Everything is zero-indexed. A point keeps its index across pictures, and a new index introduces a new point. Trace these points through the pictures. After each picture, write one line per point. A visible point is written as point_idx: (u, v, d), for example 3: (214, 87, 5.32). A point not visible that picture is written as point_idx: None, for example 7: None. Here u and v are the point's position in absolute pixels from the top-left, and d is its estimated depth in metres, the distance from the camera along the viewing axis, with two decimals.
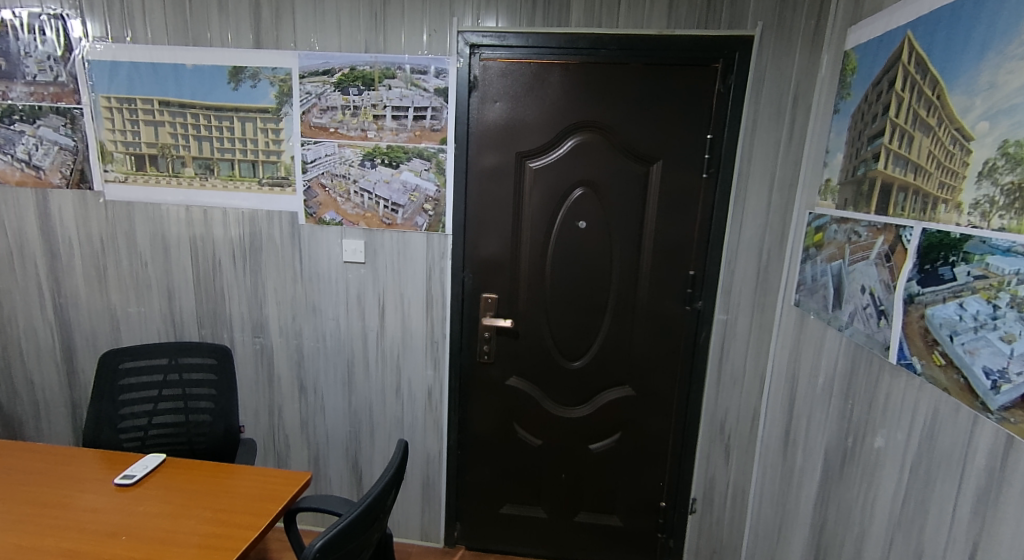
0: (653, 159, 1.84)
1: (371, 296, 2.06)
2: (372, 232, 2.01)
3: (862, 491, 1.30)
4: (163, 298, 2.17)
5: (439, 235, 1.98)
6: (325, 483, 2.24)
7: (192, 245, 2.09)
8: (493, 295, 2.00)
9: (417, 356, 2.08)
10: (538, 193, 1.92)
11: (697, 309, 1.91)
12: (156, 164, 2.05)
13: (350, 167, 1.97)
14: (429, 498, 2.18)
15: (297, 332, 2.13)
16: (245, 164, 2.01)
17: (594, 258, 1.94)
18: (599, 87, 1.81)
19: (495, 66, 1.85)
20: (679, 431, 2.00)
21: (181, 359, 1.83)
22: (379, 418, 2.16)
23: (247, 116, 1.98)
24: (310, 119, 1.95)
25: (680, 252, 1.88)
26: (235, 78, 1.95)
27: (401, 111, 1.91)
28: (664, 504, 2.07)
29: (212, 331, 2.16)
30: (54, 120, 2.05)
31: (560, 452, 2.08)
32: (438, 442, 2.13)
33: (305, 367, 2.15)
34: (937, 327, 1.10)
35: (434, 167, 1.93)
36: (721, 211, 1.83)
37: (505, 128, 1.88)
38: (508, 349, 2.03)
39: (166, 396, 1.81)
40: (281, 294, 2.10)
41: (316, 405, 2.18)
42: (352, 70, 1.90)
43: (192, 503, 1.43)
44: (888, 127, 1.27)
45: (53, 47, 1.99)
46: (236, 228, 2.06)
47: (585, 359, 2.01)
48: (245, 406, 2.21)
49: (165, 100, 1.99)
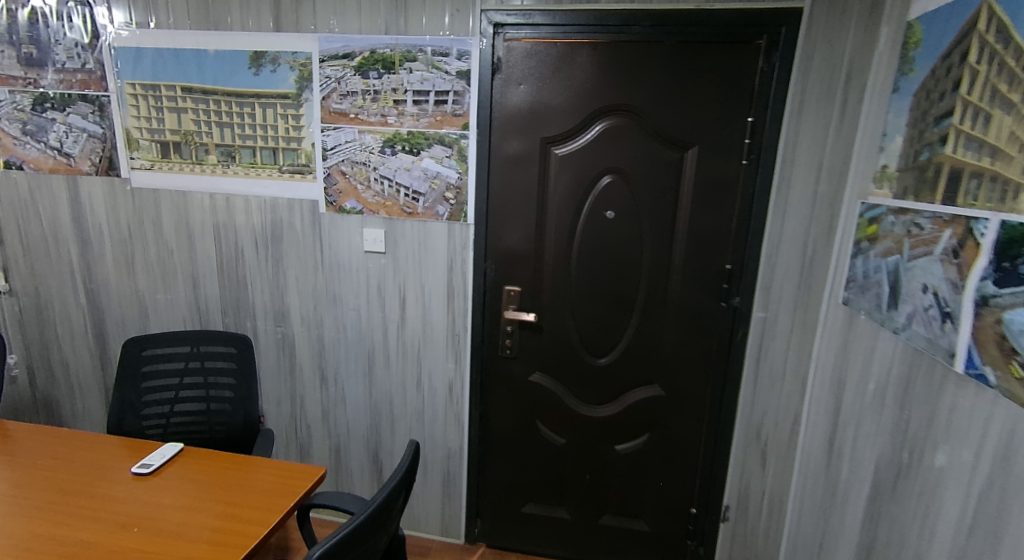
0: (688, 144, 1.71)
1: (392, 287, 2.00)
2: (392, 221, 1.95)
3: (918, 513, 1.16)
4: (188, 285, 2.16)
5: (461, 224, 1.91)
6: (346, 475, 2.22)
7: (215, 233, 2.08)
8: (516, 288, 1.91)
9: (439, 348, 2.02)
10: (564, 180, 1.81)
11: (733, 306, 1.79)
12: (180, 152, 2.04)
13: (370, 154, 1.91)
14: (451, 494, 2.13)
15: (317, 322, 2.10)
16: (267, 151, 1.98)
17: (622, 250, 1.83)
18: (630, 67, 1.70)
19: (519, 46, 1.75)
20: (712, 434, 1.89)
21: (202, 347, 1.81)
22: (399, 412, 2.11)
23: (268, 102, 1.94)
24: (330, 105, 1.90)
25: (716, 245, 1.76)
26: (256, 64, 1.91)
27: (423, 96, 1.83)
28: (693, 510, 1.96)
29: (236, 320, 2.16)
30: (83, 107, 2.06)
31: (585, 452, 1.99)
32: (459, 437, 2.07)
33: (326, 358, 2.12)
34: (1016, 333, 0.95)
35: (456, 153, 1.85)
36: (762, 199, 1.70)
37: (529, 112, 1.78)
38: (531, 344, 1.95)
39: (187, 384, 1.80)
40: (302, 284, 2.07)
41: (337, 396, 2.15)
42: (372, 53, 1.83)
43: (205, 495, 1.39)
44: (959, 106, 1.12)
45: (81, 34, 1.99)
46: (258, 215, 2.03)
47: (611, 356, 1.91)
48: (268, 395, 2.20)
49: (188, 86, 1.97)
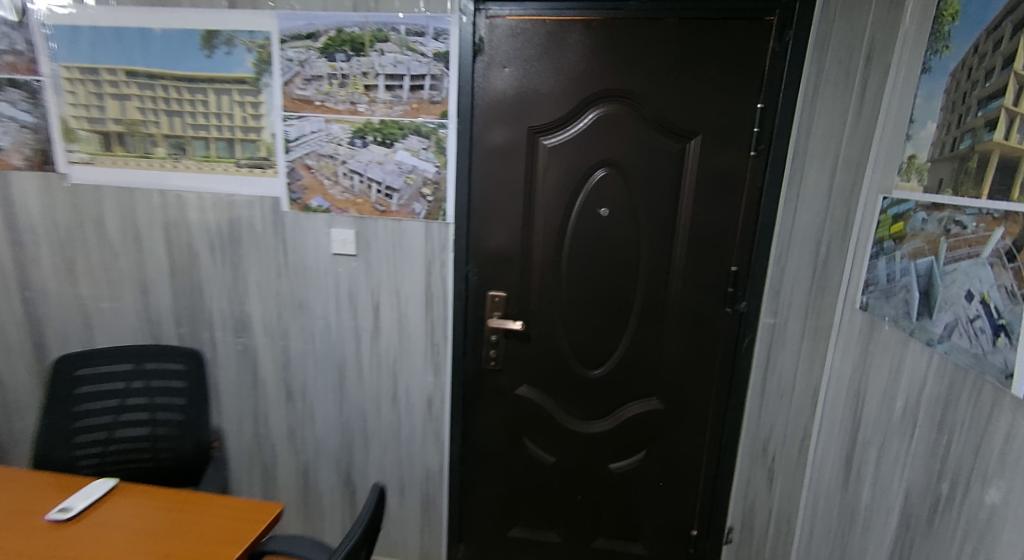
0: (691, 134, 1.56)
1: (365, 293, 1.81)
2: (364, 221, 1.76)
3: (964, 555, 1.02)
4: (138, 292, 1.94)
5: (440, 224, 1.72)
6: (316, 499, 2.03)
7: (166, 234, 1.87)
8: (501, 294, 1.74)
9: (417, 360, 1.84)
10: (554, 174, 1.65)
11: (740, 311, 1.65)
12: (124, 144, 1.81)
13: (338, 146, 1.72)
14: (431, 518, 1.95)
15: (282, 332, 1.90)
16: (222, 143, 1.77)
17: (618, 250, 1.67)
18: (627, 49, 1.54)
19: (503, 24, 1.57)
20: (715, 450, 1.75)
21: (146, 365, 1.60)
22: (374, 429, 1.92)
23: (222, 88, 1.73)
24: (292, 91, 1.70)
25: (723, 246, 1.61)
26: (208, 44, 1.70)
27: (396, 81, 1.64)
28: (694, 532, 1.82)
29: (191, 330, 1.94)
30: (13, 94, 1.83)
31: (577, 470, 1.83)
32: (440, 457, 1.89)
33: (293, 371, 1.93)
34: None
35: (434, 145, 1.67)
36: (772, 195, 1.56)
37: (515, 98, 1.61)
38: (517, 354, 1.78)
39: (129, 407, 1.59)
40: (264, 290, 1.87)
41: (305, 413, 1.96)
42: (339, 33, 1.64)
43: (135, 547, 1.19)
44: (1012, 84, 0.97)
45: (7, 10, 1.76)
46: (213, 213, 1.83)
47: (606, 367, 1.75)
48: (228, 413, 1.99)
49: (131, 70, 1.75)
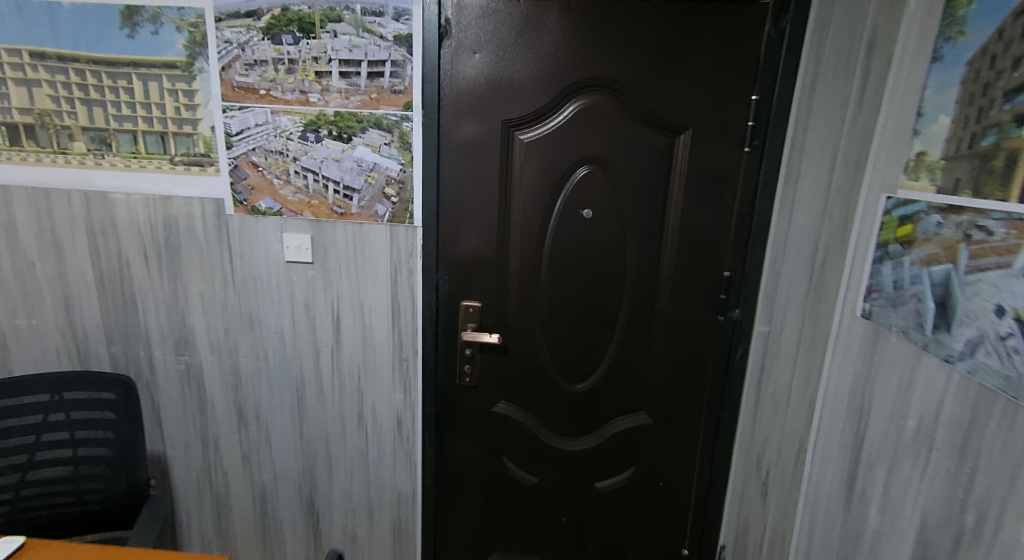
0: (681, 129, 1.46)
1: (323, 304, 1.63)
2: (320, 224, 1.57)
3: None
4: (60, 307, 1.70)
5: (406, 227, 1.55)
6: (275, 529, 1.84)
7: (91, 241, 1.64)
8: (475, 304, 1.59)
9: (383, 376, 1.67)
10: (531, 173, 1.50)
11: (732, 319, 1.57)
12: (34, 137, 1.57)
13: (288, 140, 1.52)
14: (402, 546, 1.80)
15: (231, 349, 1.70)
16: (152, 136, 1.55)
17: (602, 255, 1.55)
18: (609, 36, 1.41)
19: (472, 3, 1.41)
20: (706, 465, 1.67)
21: (67, 394, 1.39)
22: (337, 452, 1.75)
23: (150, 73, 1.51)
24: (232, 77, 1.49)
25: (714, 248, 1.53)
26: (130, 23, 1.48)
27: (352, 67, 1.46)
28: (685, 552, 1.74)
29: (124, 348, 1.72)
30: None
31: (560, 492, 1.71)
32: (411, 480, 1.74)
33: (244, 391, 1.73)
34: None
35: (397, 139, 1.49)
36: (766, 193, 1.49)
37: (488, 88, 1.45)
38: (494, 369, 1.63)
39: (45, 444, 1.38)
40: (209, 303, 1.67)
41: (259, 437, 1.77)
42: (284, 11, 1.44)
43: None
44: None
45: None
46: (147, 217, 1.61)
47: (590, 381, 1.63)
48: (172, 438, 1.79)
49: (39, 52, 1.51)
